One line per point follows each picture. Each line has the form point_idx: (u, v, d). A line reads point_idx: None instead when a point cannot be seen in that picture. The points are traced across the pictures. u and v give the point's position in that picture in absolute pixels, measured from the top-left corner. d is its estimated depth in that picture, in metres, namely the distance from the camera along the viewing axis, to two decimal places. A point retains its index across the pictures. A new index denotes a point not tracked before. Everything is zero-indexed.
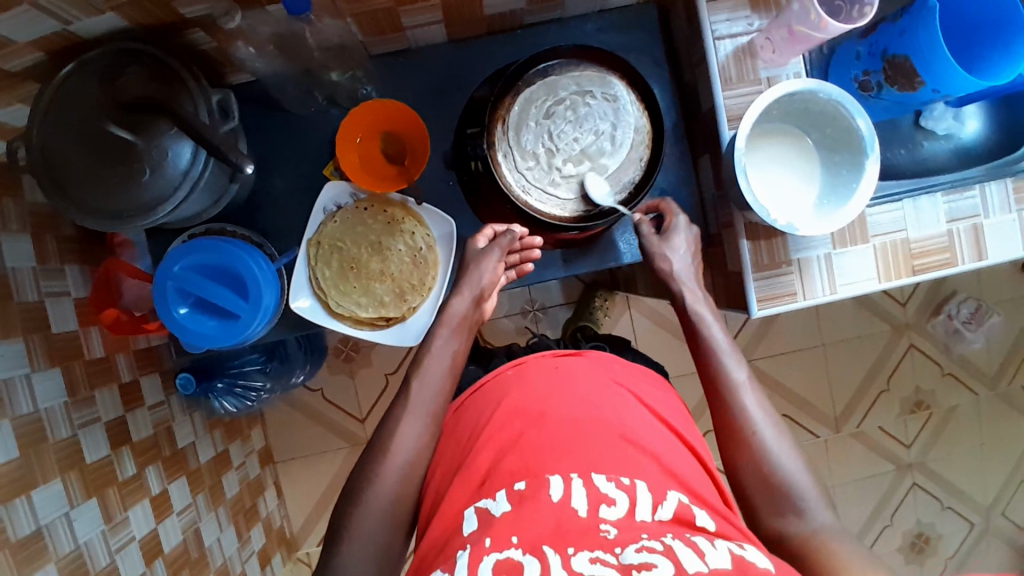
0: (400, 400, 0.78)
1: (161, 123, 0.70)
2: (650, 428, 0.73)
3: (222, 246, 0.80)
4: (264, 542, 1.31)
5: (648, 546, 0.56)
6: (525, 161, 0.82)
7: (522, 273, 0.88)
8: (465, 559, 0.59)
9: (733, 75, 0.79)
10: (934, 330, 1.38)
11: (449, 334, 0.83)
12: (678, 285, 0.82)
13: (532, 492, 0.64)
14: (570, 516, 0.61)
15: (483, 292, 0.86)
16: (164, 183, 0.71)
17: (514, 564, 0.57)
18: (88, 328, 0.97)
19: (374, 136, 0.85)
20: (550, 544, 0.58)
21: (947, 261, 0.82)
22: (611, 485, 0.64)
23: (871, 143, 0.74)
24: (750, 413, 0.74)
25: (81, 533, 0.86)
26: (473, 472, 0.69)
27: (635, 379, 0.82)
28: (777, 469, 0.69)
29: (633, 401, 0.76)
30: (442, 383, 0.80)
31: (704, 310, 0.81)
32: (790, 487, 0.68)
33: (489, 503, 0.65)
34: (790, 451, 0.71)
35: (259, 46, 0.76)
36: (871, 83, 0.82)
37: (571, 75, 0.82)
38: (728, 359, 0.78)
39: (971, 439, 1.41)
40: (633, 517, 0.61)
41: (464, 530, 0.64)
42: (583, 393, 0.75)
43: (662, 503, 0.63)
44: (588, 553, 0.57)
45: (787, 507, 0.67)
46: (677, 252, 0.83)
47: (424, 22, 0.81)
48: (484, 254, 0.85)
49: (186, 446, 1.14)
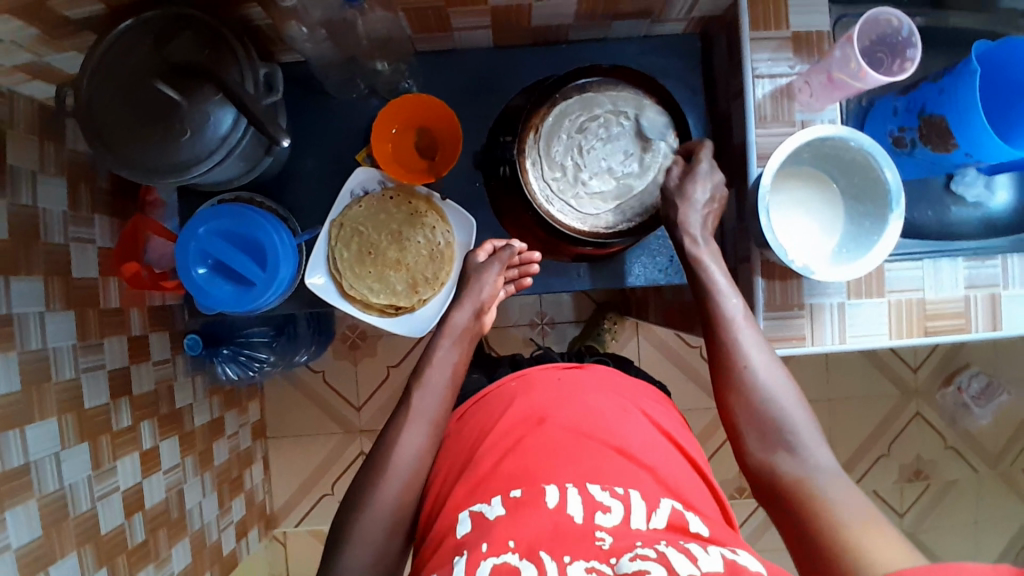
0: (402, 408, 0.78)
1: (208, 89, 0.72)
2: (648, 442, 0.74)
3: (248, 216, 0.82)
4: (243, 514, 1.31)
5: (642, 554, 0.56)
6: (552, 171, 0.83)
7: (520, 288, 0.90)
8: (461, 563, 0.59)
9: (768, 114, 0.80)
10: (943, 400, 1.36)
11: (450, 345, 0.84)
12: (683, 229, 0.79)
13: (530, 498, 0.64)
14: (566, 522, 0.62)
15: (484, 304, 0.87)
16: (201, 145, 0.73)
17: (512, 568, 0.56)
18: (108, 279, 1.00)
19: (408, 130, 0.87)
20: (547, 550, 0.58)
21: (960, 326, 0.81)
22: (606, 494, 0.64)
23: (897, 200, 0.74)
24: (747, 349, 0.73)
25: (68, 475, 0.87)
26: (473, 475, 0.70)
27: (637, 393, 0.82)
28: (772, 407, 0.70)
29: (636, 413, 0.78)
30: (443, 392, 0.80)
31: (705, 255, 0.78)
32: (785, 426, 0.69)
33: (484, 506, 0.65)
34: (787, 387, 0.71)
35: (311, 28, 0.76)
36: (906, 139, 0.83)
37: (608, 94, 0.83)
38: (724, 297, 0.76)
39: (965, 515, 1.38)
40: (628, 525, 0.62)
41: (458, 531, 0.64)
42: (587, 404, 0.76)
43: (656, 510, 0.64)
44: (584, 562, 0.57)
45: (781, 444, 0.68)
46: (694, 201, 0.79)
47: (472, 25, 0.83)
48: (484, 268, 0.87)
49: (183, 407, 1.15)
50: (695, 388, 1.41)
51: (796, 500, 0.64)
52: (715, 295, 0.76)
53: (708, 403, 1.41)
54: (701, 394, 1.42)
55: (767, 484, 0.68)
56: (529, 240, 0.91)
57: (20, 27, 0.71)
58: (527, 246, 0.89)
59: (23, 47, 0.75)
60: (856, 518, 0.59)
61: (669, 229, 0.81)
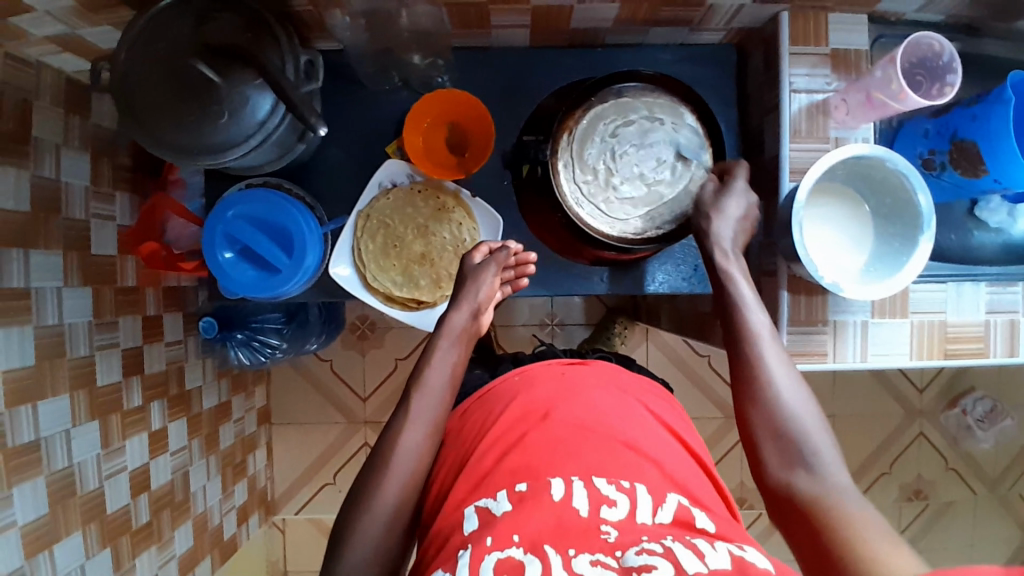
0: (401, 411, 0.75)
1: (248, 73, 0.72)
2: (655, 439, 0.74)
3: (273, 200, 0.81)
4: (245, 500, 1.31)
5: (648, 548, 0.57)
6: (583, 174, 0.83)
7: (517, 288, 0.88)
8: (466, 557, 0.59)
9: (802, 129, 0.80)
10: (946, 422, 1.37)
11: (449, 346, 0.80)
12: (714, 243, 0.77)
13: (534, 492, 0.65)
14: (570, 515, 0.62)
15: (481, 304, 0.84)
16: (238, 128, 0.72)
17: (517, 563, 0.57)
18: (126, 257, 1.00)
19: (440, 124, 0.87)
20: (551, 544, 0.59)
21: (979, 350, 0.82)
22: (611, 487, 0.65)
23: (929, 221, 0.74)
24: (769, 364, 0.70)
25: (77, 453, 0.87)
26: (476, 469, 0.70)
27: (641, 389, 0.83)
28: (793, 424, 0.66)
29: (638, 407, 0.78)
30: (444, 394, 0.77)
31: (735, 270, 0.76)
32: (804, 442, 0.65)
33: (490, 502, 0.65)
34: (810, 405, 0.68)
35: (353, 18, 0.79)
36: (935, 162, 0.84)
37: (644, 100, 0.83)
38: (750, 311, 0.73)
39: (961, 537, 1.39)
40: (634, 519, 0.63)
41: (465, 528, 0.64)
42: (590, 398, 0.76)
43: (663, 505, 0.65)
44: (589, 556, 0.58)
45: (800, 462, 0.65)
46: (727, 216, 0.78)
47: (511, 24, 0.83)
48: (480, 270, 0.84)
49: (192, 389, 1.15)
50: (701, 397, 1.42)
51: (815, 522, 0.60)
52: (743, 308, 0.73)
53: (713, 412, 1.42)
54: (706, 403, 1.42)
55: (785, 506, 0.64)
56: (547, 241, 0.92)
57: None
58: (521, 247, 0.87)
59: (58, 18, 0.75)
60: (880, 544, 0.55)
61: (699, 241, 0.79)
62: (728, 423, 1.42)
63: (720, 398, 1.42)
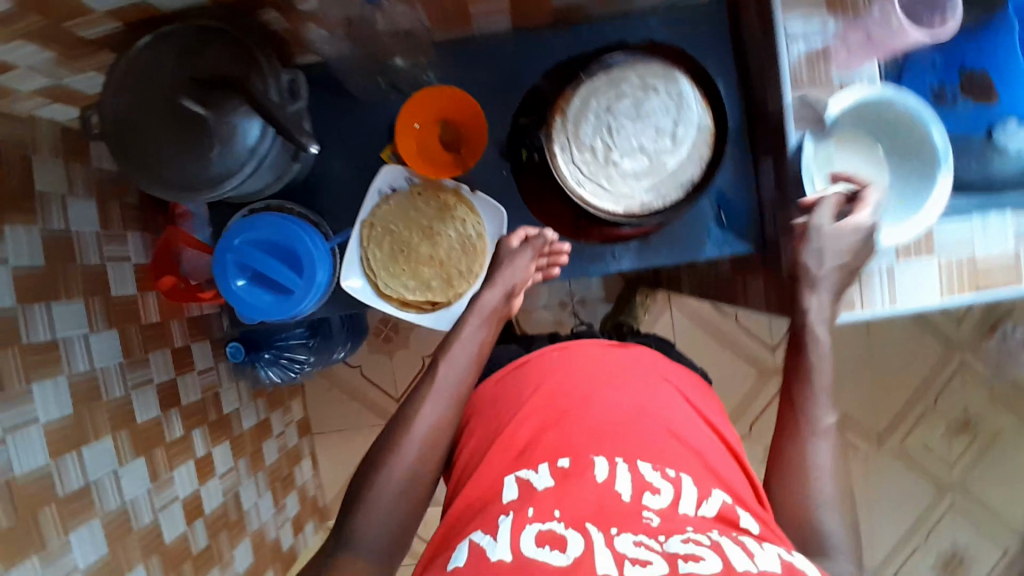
0: (424, 381, 0.79)
1: (234, 101, 0.71)
2: (692, 427, 0.75)
3: (276, 222, 0.81)
4: (298, 510, 1.34)
5: (694, 539, 0.61)
6: (582, 154, 0.81)
7: (547, 278, 0.88)
8: (508, 523, 0.64)
9: (804, 77, 0.77)
10: (988, 350, 1.33)
11: (478, 324, 0.82)
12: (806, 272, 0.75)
13: (577, 470, 0.68)
14: (614, 499, 0.66)
15: (514, 287, 0.84)
16: (231, 158, 0.72)
17: (557, 535, 0.62)
18: (146, 293, 1.02)
19: (432, 123, 0.85)
20: (594, 522, 0.64)
21: (1012, 282, 0.79)
22: (656, 475, 0.68)
23: (945, 156, 0.72)
24: (817, 463, 0.73)
25: (127, 491, 0.90)
26: (515, 441, 0.73)
27: (681, 377, 0.83)
28: (818, 510, 0.72)
29: (678, 399, 0.78)
30: (467, 372, 0.81)
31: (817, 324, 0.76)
32: (823, 530, 0.71)
33: (532, 474, 0.69)
34: (838, 506, 0.73)
35: (331, 30, 0.78)
36: (946, 94, 0.82)
37: (635, 69, 0.80)
38: (816, 394, 0.76)
39: (1015, 464, 1.36)
40: (676, 508, 0.65)
41: (504, 496, 0.68)
42: (627, 378, 0.78)
43: (707, 499, 0.67)
44: (632, 536, 0.62)
45: (817, 549, 0.71)
46: (835, 249, 0.73)
47: (491, 11, 0.80)
48: (517, 253, 0.84)
49: (230, 412, 1.17)
50: (732, 355, 1.40)
51: None
52: (809, 391, 0.76)
53: (746, 371, 1.40)
54: (737, 361, 1.40)
55: None
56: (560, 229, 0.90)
57: (35, 51, 0.70)
58: (557, 236, 0.87)
59: (40, 71, 0.75)
60: None
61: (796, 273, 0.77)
62: (761, 378, 1.40)
63: (751, 354, 1.40)
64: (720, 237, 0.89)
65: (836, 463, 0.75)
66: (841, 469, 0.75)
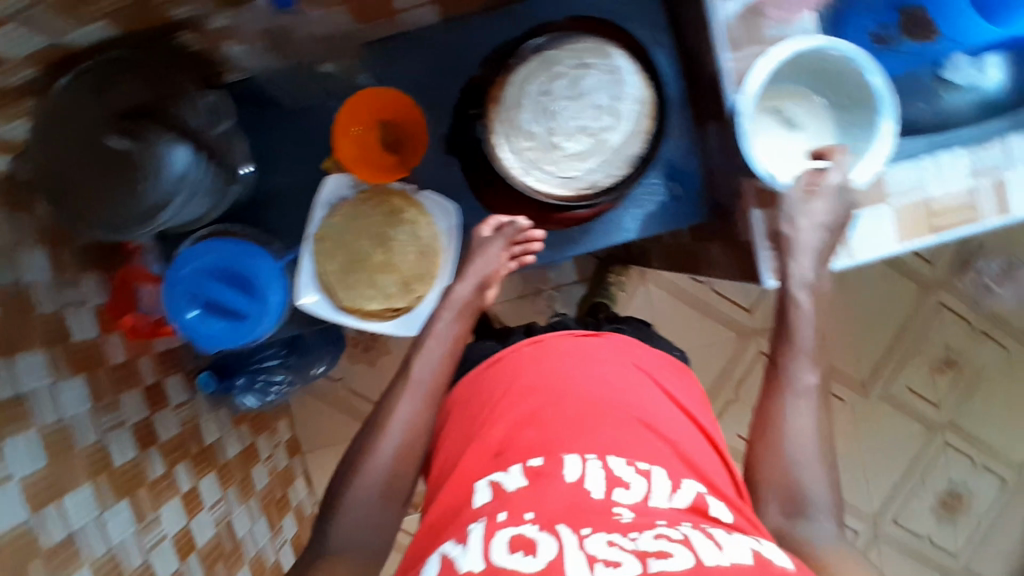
0: (400, 380, 0.77)
1: (157, 130, 0.68)
2: (665, 413, 0.76)
3: (222, 249, 0.79)
4: (296, 529, 1.33)
5: (665, 534, 0.59)
6: (523, 141, 0.79)
7: (523, 266, 0.84)
8: (478, 530, 0.62)
9: (739, 36, 0.76)
10: (964, 287, 1.33)
11: (450, 318, 0.80)
12: (790, 238, 0.72)
13: (548, 470, 0.67)
14: (584, 498, 0.64)
15: (487, 279, 0.82)
16: (163, 188, 0.68)
17: (528, 539, 0.58)
18: (109, 335, 0.97)
19: (372, 125, 0.84)
20: (565, 523, 0.61)
21: (969, 218, 0.78)
22: (628, 469, 0.67)
23: (886, 100, 0.69)
24: (797, 424, 0.72)
25: (114, 535, 0.87)
26: (489, 444, 0.72)
27: (656, 362, 0.83)
28: (795, 473, 0.71)
29: (652, 386, 0.78)
30: (443, 366, 0.78)
31: (802, 295, 0.74)
32: (801, 492, 0.70)
33: (503, 477, 0.68)
34: (818, 471, 0.71)
35: (249, 43, 0.77)
36: (887, 36, 0.83)
37: (568, 49, 0.78)
38: (798, 359, 0.74)
39: (1002, 395, 1.36)
40: (647, 503, 0.65)
41: (476, 501, 0.67)
42: (603, 371, 0.77)
43: (679, 490, 0.67)
44: (604, 534, 0.59)
45: (798, 512, 0.70)
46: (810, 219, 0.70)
47: (414, 4, 0.78)
48: (487, 244, 0.81)
49: (213, 442, 1.15)
50: (712, 321, 1.39)
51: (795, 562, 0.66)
52: (791, 353, 0.74)
53: (726, 336, 1.39)
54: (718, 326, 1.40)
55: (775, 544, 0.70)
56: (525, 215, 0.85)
57: None
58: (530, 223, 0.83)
59: None
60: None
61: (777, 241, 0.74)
62: (743, 341, 1.40)
63: (730, 318, 1.40)
64: (673, 209, 0.89)
65: (819, 425, 0.73)
66: (824, 430, 0.73)
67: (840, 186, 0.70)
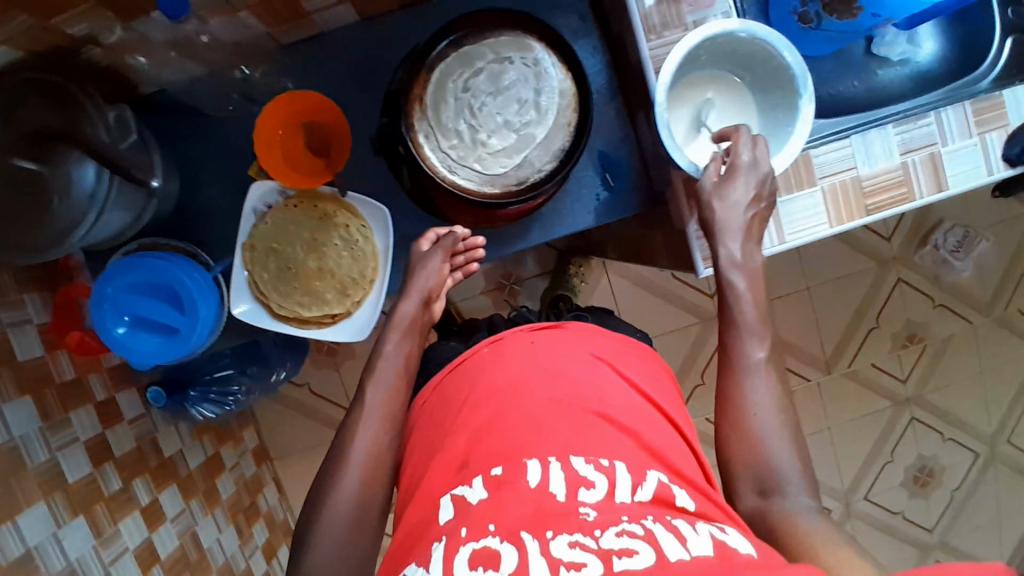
0: (355, 407, 0.75)
1: (64, 150, 0.67)
2: (633, 406, 0.70)
3: (149, 263, 0.78)
4: (268, 536, 1.33)
5: (628, 530, 0.53)
6: (448, 139, 0.78)
7: (468, 274, 0.86)
8: (439, 551, 0.55)
9: (657, 23, 0.74)
10: (922, 261, 1.32)
11: (399, 337, 0.80)
12: (722, 234, 0.71)
13: (510, 476, 0.60)
14: (548, 501, 0.57)
15: (431, 293, 0.84)
16: (73, 209, 0.68)
17: (492, 552, 0.52)
18: (56, 353, 0.94)
19: (294, 129, 0.81)
20: (528, 530, 0.54)
21: (903, 196, 0.77)
22: (589, 467, 0.60)
23: (804, 81, 0.68)
24: (755, 398, 0.67)
25: (72, 551, 0.85)
26: (451, 455, 0.65)
27: (618, 352, 0.78)
28: (761, 446, 0.65)
29: (614, 377, 0.73)
30: (398, 383, 0.77)
31: (738, 277, 0.72)
32: (774, 468, 0.64)
33: (466, 490, 0.61)
34: (787, 443, 0.65)
35: (155, 55, 0.74)
36: (810, 14, 0.82)
37: (486, 43, 0.77)
38: (747, 338, 0.70)
39: (967, 367, 1.36)
40: (612, 500, 0.58)
41: (441, 519, 0.60)
42: (561, 366, 0.71)
43: (642, 484, 0.60)
44: (567, 536, 0.52)
45: (771, 489, 0.63)
46: (734, 202, 0.70)
47: (326, 5, 0.76)
48: (427, 257, 0.83)
49: (172, 454, 1.14)
50: (675, 308, 1.39)
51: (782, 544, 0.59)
52: (738, 329, 0.71)
53: (688, 321, 1.39)
54: (682, 312, 1.40)
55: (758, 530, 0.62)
56: (464, 220, 0.85)
57: None
58: (469, 233, 0.85)
59: None
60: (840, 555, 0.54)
61: (707, 234, 0.73)
62: (707, 326, 1.40)
63: (693, 304, 1.39)
64: (608, 201, 0.87)
65: (780, 396, 0.68)
66: (785, 399, 0.68)
67: (750, 162, 0.70)
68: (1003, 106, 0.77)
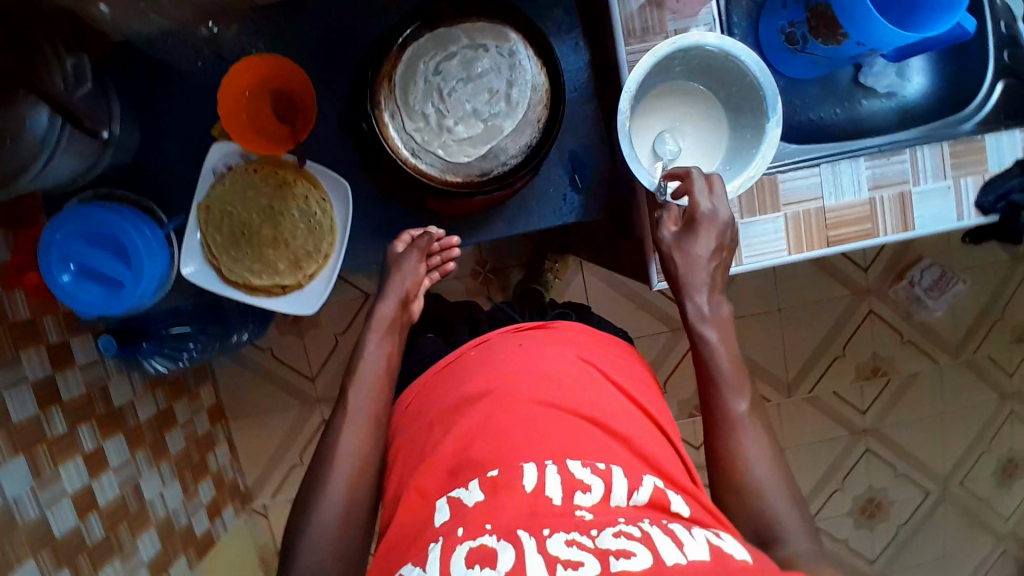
0: (338, 411, 0.73)
1: (18, 93, 0.65)
2: (625, 411, 0.67)
3: (100, 214, 0.77)
4: (213, 495, 1.34)
5: (626, 531, 0.50)
6: (414, 121, 0.76)
7: (445, 274, 0.86)
8: (437, 551, 0.52)
9: (637, 28, 0.73)
10: (896, 296, 1.31)
11: (379, 337, 0.79)
12: (686, 287, 0.71)
13: (507, 479, 0.56)
14: (545, 504, 0.54)
15: (409, 294, 0.83)
16: (24, 151, 0.67)
17: (489, 551, 0.50)
18: (12, 292, 0.92)
19: (263, 91, 0.80)
20: (525, 528, 0.51)
21: (867, 231, 0.76)
22: (586, 470, 0.57)
23: (774, 105, 0.68)
24: (743, 432, 0.65)
25: (9, 489, 0.86)
26: (442, 453, 0.62)
27: (606, 356, 0.75)
28: (754, 493, 0.62)
29: (604, 381, 0.70)
30: (378, 382, 0.76)
31: (711, 331, 0.70)
32: (769, 515, 0.61)
33: (462, 492, 0.58)
34: (782, 473, 0.64)
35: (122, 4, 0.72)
36: (796, 35, 0.79)
37: (462, 28, 0.76)
38: (731, 383, 0.67)
39: (928, 407, 1.36)
40: (608, 503, 0.55)
41: (436, 520, 0.57)
42: (548, 368, 0.68)
43: (639, 487, 0.58)
44: (564, 534, 0.50)
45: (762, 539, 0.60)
46: (696, 256, 0.70)
47: None
48: (402, 260, 0.83)
49: (123, 404, 1.13)
50: (645, 314, 1.38)
51: None
52: (718, 376, 0.68)
53: (657, 329, 1.39)
54: (651, 319, 1.39)
55: None
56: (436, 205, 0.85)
57: None
58: (444, 232, 0.85)
59: None
60: None
61: (671, 279, 0.73)
62: (674, 335, 1.39)
63: (663, 312, 1.38)
64: (575, 202, 0.86)
65: (769, 438, 0.66)
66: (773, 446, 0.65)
67: (711, 212, 0.69)
68: (982, 151, 0.76)
